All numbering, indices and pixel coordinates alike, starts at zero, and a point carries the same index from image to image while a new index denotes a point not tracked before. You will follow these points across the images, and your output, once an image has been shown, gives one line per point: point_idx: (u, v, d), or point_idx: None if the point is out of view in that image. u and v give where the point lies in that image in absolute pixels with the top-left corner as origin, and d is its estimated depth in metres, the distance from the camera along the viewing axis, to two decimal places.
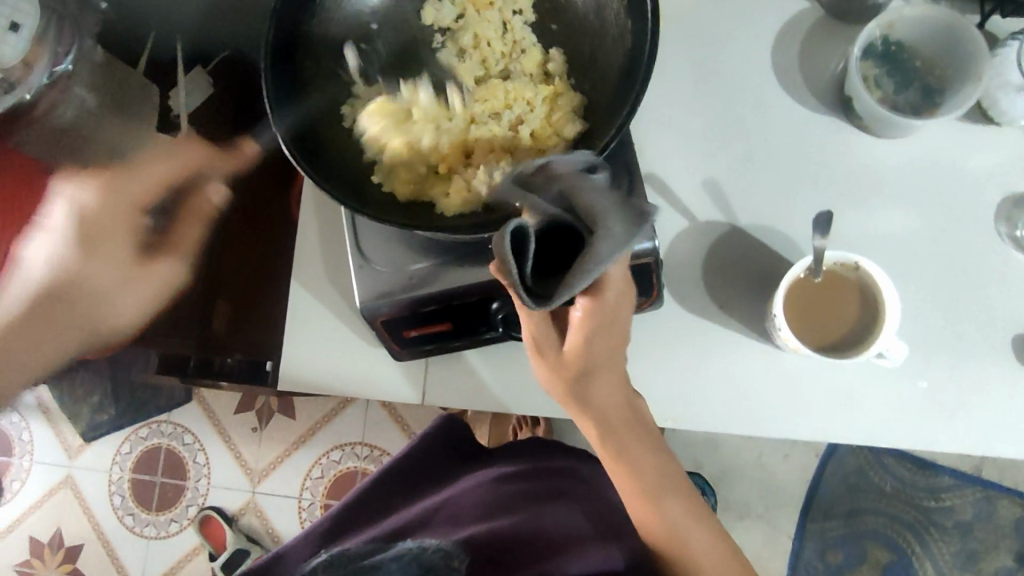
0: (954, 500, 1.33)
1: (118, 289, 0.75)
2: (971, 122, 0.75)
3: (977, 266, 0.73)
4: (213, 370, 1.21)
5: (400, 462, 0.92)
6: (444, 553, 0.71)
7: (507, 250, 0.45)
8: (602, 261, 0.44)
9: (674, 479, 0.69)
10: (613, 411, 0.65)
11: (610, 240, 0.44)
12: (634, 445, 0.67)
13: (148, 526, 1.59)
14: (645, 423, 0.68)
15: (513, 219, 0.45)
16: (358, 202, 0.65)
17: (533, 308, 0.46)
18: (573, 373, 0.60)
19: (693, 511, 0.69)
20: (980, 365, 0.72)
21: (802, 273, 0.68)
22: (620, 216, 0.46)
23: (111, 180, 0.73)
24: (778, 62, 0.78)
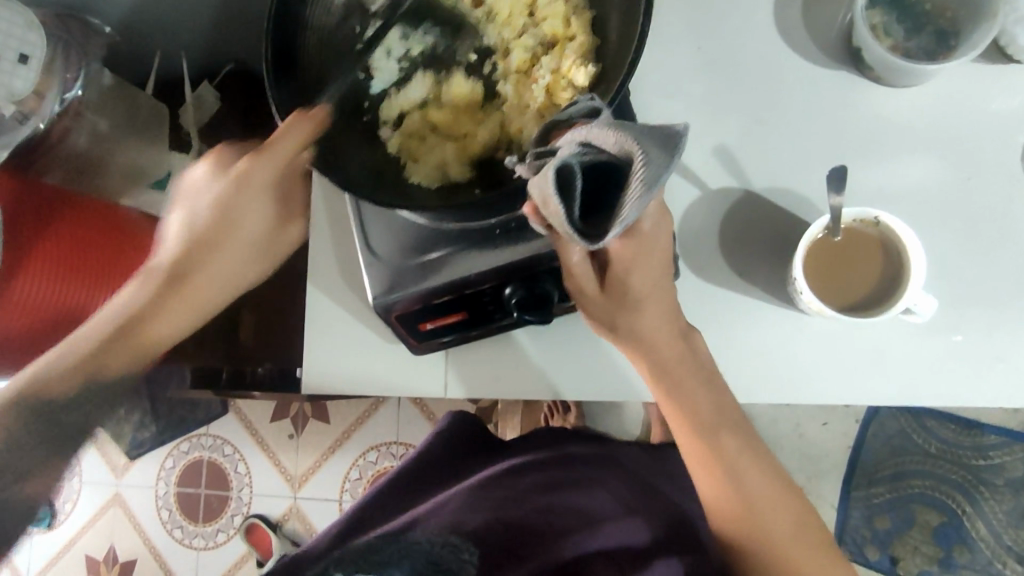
0: (1003, 458, 1.29)
1: (240, 266, 0.67)
2: (989, 62, 0.72)
3: (1005, 211, 0.70)
4: (247, 380, 1.21)
5: (418, 460, 0.92)
6: (453, 546, 0.72)
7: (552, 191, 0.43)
8: (646, 184, 0.41)
9: (725, 418, 0.67)
10: (665, 348, 0.65)
11: (648, 162, 0.41)
12: (684, 386, 0.66)
13: (197, 537, 1.62)
14: (698, 359, 0.67)
15: (555, 158, 0.43)
16: (382, 194, 0.63)
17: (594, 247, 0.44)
18: (620, 306, 0.62)
19: (747, 461, 0.68)
20: (1017, 313, 0.69)
21: (820, 234, 0.67)
22: (653, 139, 0.43)
23: (261, 154, 0.64)
24: (780, 20, 0.76)
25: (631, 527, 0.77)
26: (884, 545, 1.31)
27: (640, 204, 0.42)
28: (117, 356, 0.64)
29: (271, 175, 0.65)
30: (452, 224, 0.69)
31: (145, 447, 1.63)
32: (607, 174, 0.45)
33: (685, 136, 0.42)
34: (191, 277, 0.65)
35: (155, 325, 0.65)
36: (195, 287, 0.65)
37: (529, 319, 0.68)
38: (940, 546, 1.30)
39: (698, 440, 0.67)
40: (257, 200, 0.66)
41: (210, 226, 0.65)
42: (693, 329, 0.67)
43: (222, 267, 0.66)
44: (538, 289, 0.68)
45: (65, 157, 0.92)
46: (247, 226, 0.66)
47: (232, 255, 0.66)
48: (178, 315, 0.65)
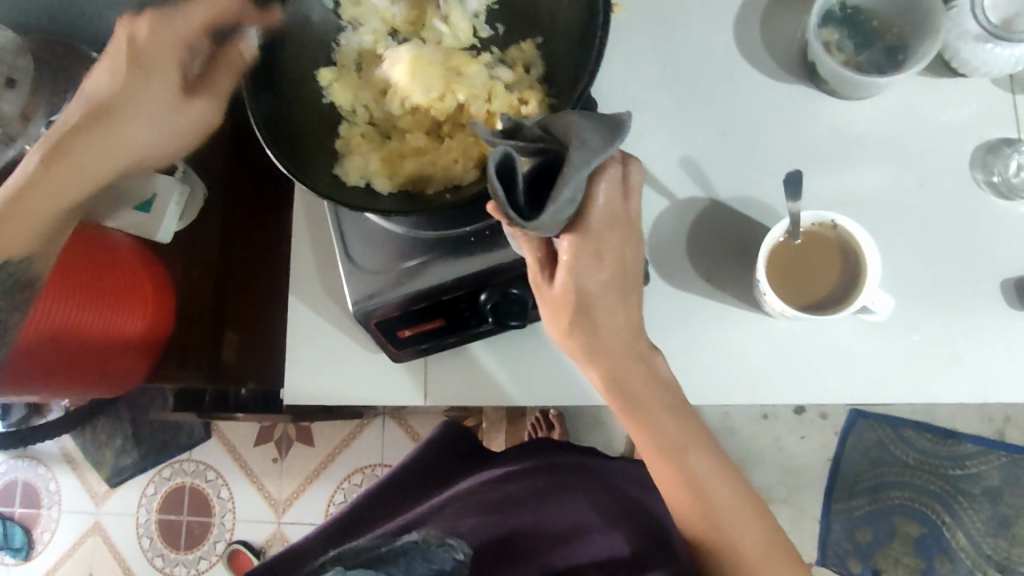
0: (979, 466, 1.31)
1: (150, 121, 0.65)
2: (936, 76, 0.76)
3: (959, 217, 0.74)
4: (229, 403, 1.23)
5: (392, 479, 0.88)
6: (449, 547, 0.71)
7: (494, 175, 0.46)
8: (582, 165, 0.46)
9: (693, 438, 0.67)
10: (622, 361, 0.63)
11: (583, 148, 0.47)
12: (645, 403, 0.65)
13: (178, 565, 1.60)
14: (662, 379, 0.66)
15: (500, 144, 0.46)
16: (331, 191, 0.67)
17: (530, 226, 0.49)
18: (575, 314, 0.61)
19: (712, 472, 0.68)
20: (973, 313, 0.72)
21: (781, 238, 0.70)
22: (595, 131, 0.48)
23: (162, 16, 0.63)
24: (741, 38, 0.80)
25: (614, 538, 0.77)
26: (866, 556, 1.33)
27: (572, 184, 0.47)
28: (45, 194, 0.63)
29: (177, 39, 0.64)
30: (426, 233, 0.72)
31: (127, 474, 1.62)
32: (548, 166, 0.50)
33: (624, 132, 0.48)
34: (126, 140, 0.65)
35: (44, 187, 0.63)
36: (77, 163, 0.63)
37: (508, 325, 0.70)
38: (921, 555, 1.31)
39: (666, 459, 0.67)
40: (151, 75, 0.64)
41: (108, 98, 0.63)
42: (654, 349, 0.65)
43: (136, 121, 0.65)
44: (512, 295, 0.71)
45: None
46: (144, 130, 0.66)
47: (139, 113, 0.64)
48: (55, 182, 0.63)
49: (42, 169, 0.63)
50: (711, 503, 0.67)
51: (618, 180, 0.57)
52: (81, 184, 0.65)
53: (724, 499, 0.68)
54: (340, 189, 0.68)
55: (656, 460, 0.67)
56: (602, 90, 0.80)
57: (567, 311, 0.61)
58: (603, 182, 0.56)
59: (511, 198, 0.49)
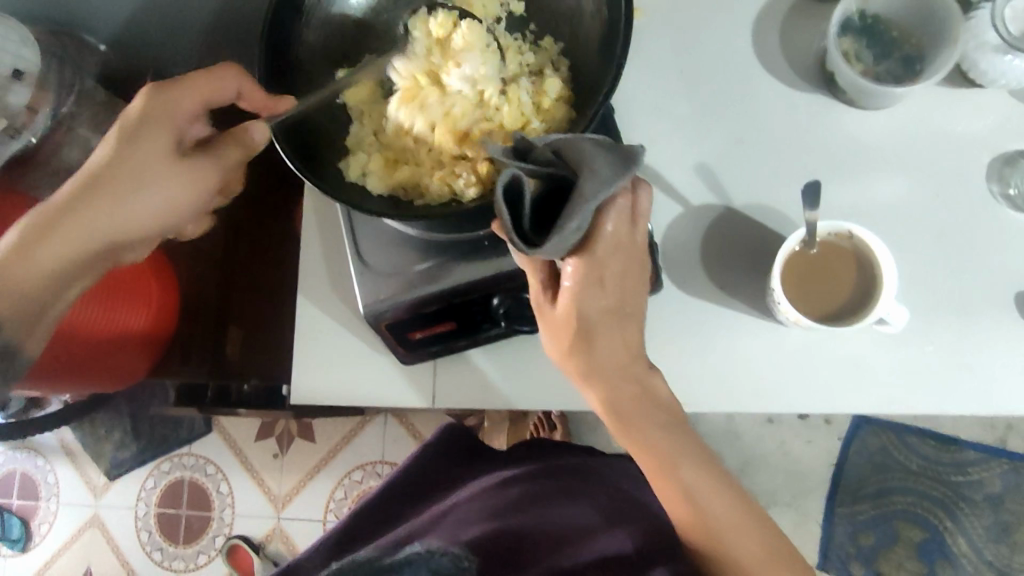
0: (981, 474, 1.31)
1: (148, 184, 0.63)
2: (953, 86, 0.76)
3: (974, 228, 0.73)
4: (232, 399, 1.20)
5: (398, 480, 0.89)
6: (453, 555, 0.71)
7: (500, 197, 0.46)
8: (590, 199, 0.46)
9: (685, 450, 0.66)
10: (619, 381, 0.63)
11: (595, 177, 0.46)
12: (642, 420, 0.65)
13: (177, 559, 1.60)
14: (657, 398, 0.65)
15: (510, 165, 0.46)
16: (335, 191, 0.66)
17: (534, 252, 0.48)
18: (575, 336, 0.60)
19: (712, 482, 0.66)
20: (987, 324, 0.72)
21: (797, 247, 0.69)
22: (609, 157, 0.48)
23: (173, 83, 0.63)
24: (758, 45, 0.79)
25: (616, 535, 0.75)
26: (868, 561, 1.33)
27: (584, 213, 0.47)
28: (57, 246, 0.60)
29: (188, 97, 0.64)
30: (438, 237, 0.71)
31: (126, 467, 1.62)
32: (559, 187, 0.50)
33: (638, 159, 0.48)
34: (114, 220, 0.62)
35: (20, 271, 0.59)
36: (84, 219, 0.61)
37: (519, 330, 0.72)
38: (922, 561, 1.31)
39: (661, 475, 0.66)
40: (154, 140, 0.63)
41: (110, 157, 0.62)
42: (651, 370, 0.65)
43: (140, 187, 0.63)
44: (523, 300, 0.72)
45: (55, 172, 0.92)
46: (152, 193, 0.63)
47: (143, 181, 0.63)
48: (44, 249, 0.59)
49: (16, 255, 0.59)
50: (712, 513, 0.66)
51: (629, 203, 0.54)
52: (66, 252, 0.61)
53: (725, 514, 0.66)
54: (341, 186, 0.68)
55: (651, 476, 0.67)
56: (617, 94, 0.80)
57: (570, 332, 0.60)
58: (612, 213, 0.53)
59: (517, 221, 0.49)
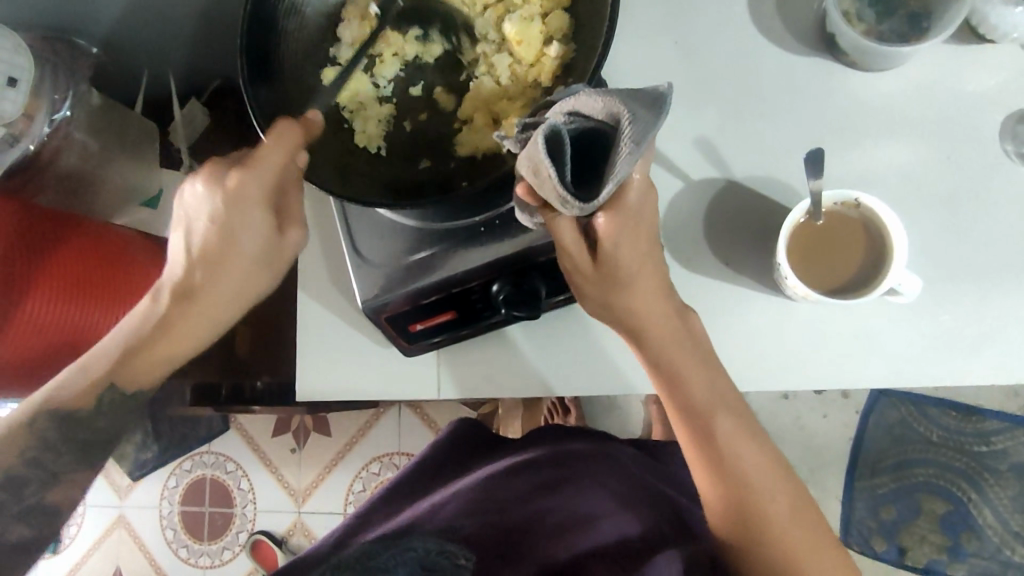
0: (1005, 442, 1.28)
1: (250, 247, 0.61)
2: (961, 42, 0.73)
3: (985, 191, 0.71)
4: (246, 397, 1.20)
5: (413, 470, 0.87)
6: (450, 553, 0.69)
7: (541, 152, 0.45)
8: (637, 138, 0.43)
9: (721, 401, 0.64)
10: (654, 320, 0.62)
11: (636, 122, 0.44)
12: (683, 370, 0.63)
13: (202, 556, 1.62)
14: (691, 344, 0.63)
15: (545, 121, 0.45)
16: (346, 189, 0.66)
17: (585, 208, 0.46)
18: (606, 287, 0.59)
19: (739, 437, 0.63)
20: (1005, 289, 0.69)
21: (802, 218, 0.67)
22: (640, 100, 0.45)
23: (250, 172, 0.59)
24: (755, 11, 0.76)
25: (624, 521, 0.73)
26: (891, 535, 1.31)
27: (633, 158, 0.44)
28: (146, 365, 0.64)
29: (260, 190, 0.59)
30: (436, 225, 0.71)
31: (149, 468, 1.63)
32: (593, 140, 0.48)
33: (669, 96, 0.44)
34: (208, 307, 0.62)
35: (184, 334, 0.63)
36: (206, 305, 0.62)
37: (518, 315, 0.68)
38: (947, 533, 1.29)
39: (696, 423, 0.63)
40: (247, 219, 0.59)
41: (216, 247, 0.60)
42: (688, 311, 0.64)
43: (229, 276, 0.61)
44: (525, 285, 0.69)
45: (55, 177, 0.91)
46: (245, 240, 0.60)
47: (222, 278, 0.61)
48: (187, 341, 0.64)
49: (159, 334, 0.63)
50: (734, 471, 0.63)
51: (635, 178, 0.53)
52: (185, 347, 0.64)
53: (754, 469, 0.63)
54: (348, 183, 0.67)
55: (683, 426, 0.64)
56: (612, 70, 0.77)
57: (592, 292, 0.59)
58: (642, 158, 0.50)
59: (562, 179, 0.47)
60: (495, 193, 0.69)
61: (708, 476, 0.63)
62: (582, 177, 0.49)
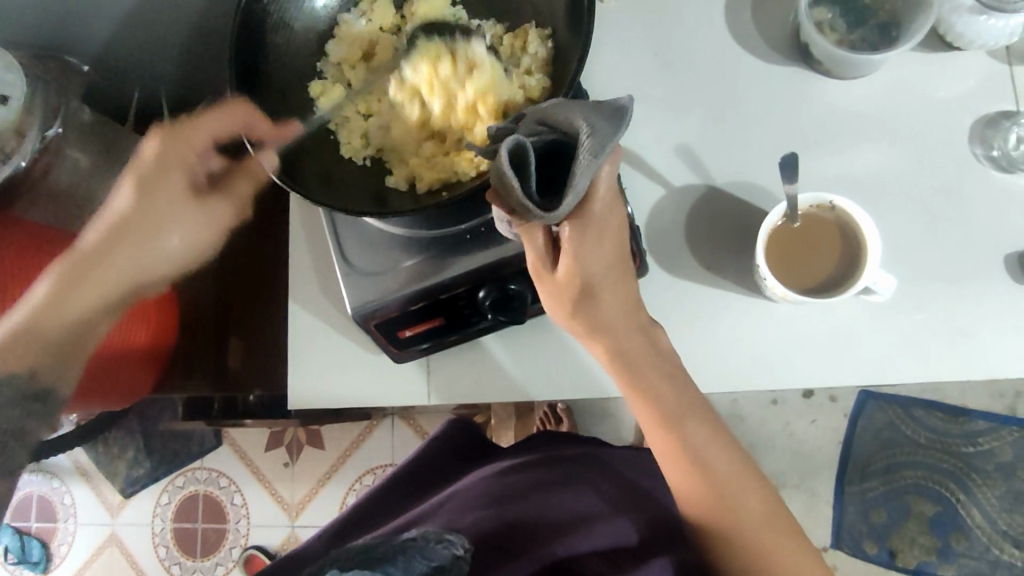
0: (991, 443, 1.30)
1: (203, 141, 0.69)
2: (931, 51, 0.75)
3: (957, 194, 0.73)
4: (239, 410, 1.23)
5: (400, 475, 0.88)
6: (449, 543, 0.66)
7: (503, 164, 0.46)
8: (593, 151, 0.45)
9: (695, 405, 0.65)
10: (625, 335, 0.63)
11: (595, 134, 0.45)
12: (656, 379, 0.64)
13: (195, 572, 1.61)
14: (664, 350, 0.65)
15: (508, 133, 0.46)
16: (331, 197, 0.68)
17: (548, 217, 0.48)
18: (577, 294, 0.60)
19: (712, 444, 0.65)
20: (978, 288, 0.71)
21: (779, 222, 0.69)
22: (599, 113, 0.47)
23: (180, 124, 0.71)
24: (732, 23, 0.79)
25: (621, 524, 0.74)
26: (881, 537, 1.32)
27: (591, 169, 0.45)
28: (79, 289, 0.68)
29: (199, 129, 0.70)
30: (423, 232, 0.72)
31: (140, 485, 1.63)
32: (557, 150, 0.49)
33: (628, 109, 0.46)
34: (115, 261, 0.70)
35: (53, 311, 0.67)
36: (147, 205, 0.70)
37: (502, 320, 0.71)
38: (936, 535, 1.30)
39: (666, 427, 0.64)
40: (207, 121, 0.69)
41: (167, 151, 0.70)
42: (654, 323, 0.65)
43: (187, 158, 0.70)
44: (510, 290, 0.71)
45: (46, 194, 0.91)
46: (201, 141, 0.70)
47: (180, 185, 0.70)
48: (81, 294, 0.68)
49: (63, 293, 0.68)
50: (713, 476, 0.64)
51: (612, 184, 0.54)
52: (63, 317, 0.67)
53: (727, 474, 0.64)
54: (334, 193, 0.69)
55: (659, 430, 0.65)
56: (595, 80, 0.79)
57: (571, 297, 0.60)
58: (609, 163, 0.52)
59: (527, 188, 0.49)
60: (480, 201, 0.71)
61: (690, 482, 0.64)
62: (548, 185, 0.51)
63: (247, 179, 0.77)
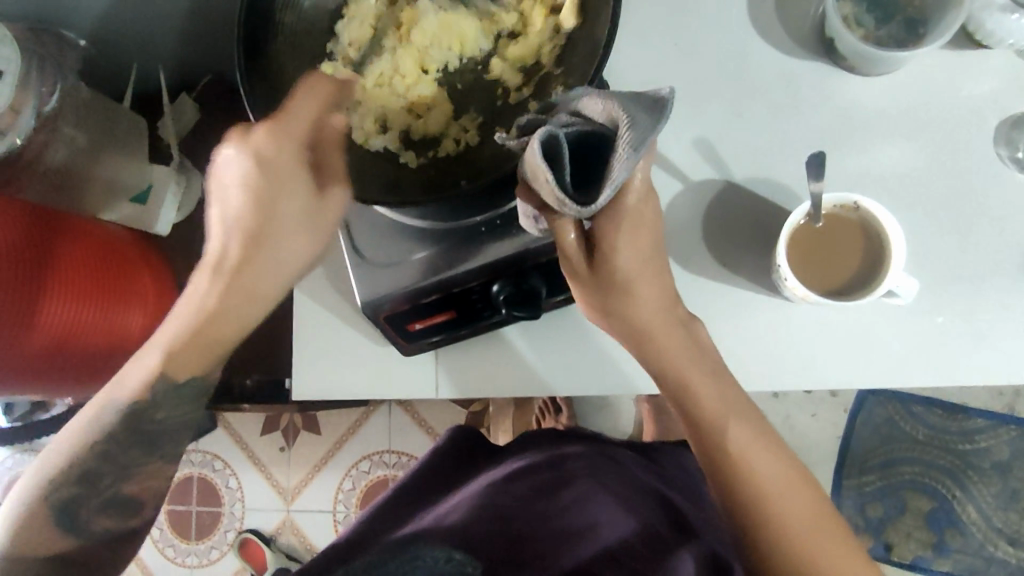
0: (990, 441, 1.30)
1: (298, 237, 0.57)
2: (957, 47, 0.74)
3: (979, 195, 0.72)
4: (235, 396, 1.16)
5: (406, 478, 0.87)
6: (457, 561, 0.63)
7: (537, 157, 0.45)
8: (634, 144, 0.43)
9: (735, 407, 0.64)
10: (659, 334, 0.61)
11: (634, 127, 0.43)
12: (695, 380, 0.63)
13: (190, 555, 1.60)
14: (703, 349, 0.64)
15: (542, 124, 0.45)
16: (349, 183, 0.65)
17: (583, 212, 0.46)
18: (613, 291, 0.59)
19: (755, 445, 0.63)
20: (999, 292, 0.70)
21: (802, 221, 0.67)
22: (638, 105, 0.45)
23: (278, 127, 0.54)
24: (755, 14, 0.77)
25: (619, 518, 0.73)
26: (877, 532, 1.32)
27: (631, 163, 0.44)
28: (190, 355, 0.60)
29: (296, 153, 0.55)
30: (439, 225, 0.70)
31: None
32: (592, 144, 0.48)
33: (670, 101, 0.45)
34: (276, 205, 0.55)
35: (272, 259, 0.57)
36: (252, 278, 0.57)
37: (519, 315, 0.68)
38: (932, 530, 1.31)
39: (704, 428, 0.63)
40: (290, 186, 0.55)
41: (248, 224, 0.55)
42: (694, 318, 0.64)
43: (277, 251, 0.57)
44: (525, 286, 0.69)
45: (44, 174, 0.88)
46: (286, 209, 0.56)
47: (284, 240, 0.56)
48: (293, 197, 0.55)
49: (241, 270, 0.56)
50: (760, 478, 0.62)
51: (641, 181, 0.53)
52: (232, 333, 0.59)
53: (774, 479, 0.62)
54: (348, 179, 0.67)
55: (696, 431, 0.64)
56: (613, 71, 0.77)
57: (605, 292, 0.59)
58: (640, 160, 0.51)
59: (561, 182, 0.47)
60: (498, 193, 0.70)
61: (727, 483, 0.63)
62: (583, 179, 0.49)
63: (341, 152, 0.57)
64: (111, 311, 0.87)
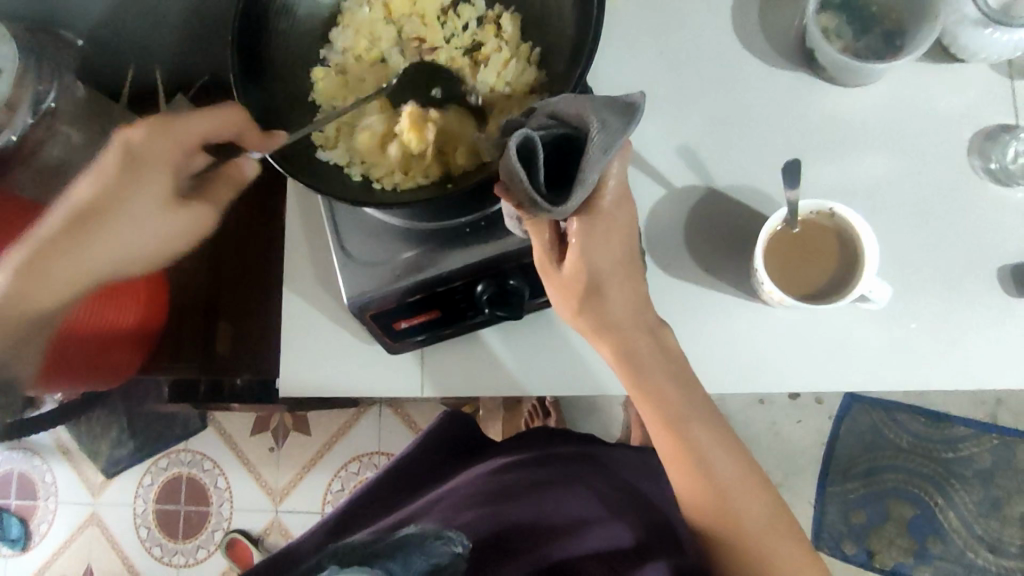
0: (971, 449, 1.32)
1: (141, 224, 0.67)
2: (934, 61, 0.76)
3: (954, 204, 0.73)
4: (223, 394, 1.20)
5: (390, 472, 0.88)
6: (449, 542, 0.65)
7: (513, 158, 0.46)
8: (605, 147, 0.46)
9: (698, 407, 0.65)
10: (634, 334, 0.63)
11: (605, 128, 0.46)
12: (665, 384, 0.64)
13: (176, 555, 1.60)
14: (672, 355, 0.65)
15: (519, 126, 0.46)
16: (332, 185, 0.66)
17: (556, 212, 0.49)
18: (587, 292, 0.60)
19: (717, 445, 0.65)
20: (972, 299, 0.72)
21: (779, 226, 0.69)
22: (608, 110, 0.48)
23: (165, 126, 0.66)
24: (738, 25, 0.79)
25: (619, 529, 0.74)
26: (861, 538, 1.34)
27: (600, 164, 0.46)
28: (36, 296, 0.66)
29: (163, 165, 0.66)
30: (422, 225, 0.71)
31: (123, 465, 1.62)
32: (563, 146, 0.50)
33: (637, 107, 0.48)
34: (128, 198, 0.66)
35: (118, 226, 0.67)
36: (99, 245, 0.67)
37: (500, 315, 0.70)
38: (914, 537, 1.32)
39: (671, 428, 0.65)
40: (149, 177, 0.66)
41: (91, 202, 0.67)
42: (664, 325, 0.65)
43: (118, 230, 0.67)
44: (508, 286, 0.71)
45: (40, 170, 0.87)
46: (132, 199, 0.66)
47: (132, 220, 0.67)
48: (144, 199, 0.66)
49: (84, 218, 0.67)
50: (719, 480, 0.65)
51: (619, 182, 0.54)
52: (58, 295, 0.67)
53: (733, 478, 0.64)
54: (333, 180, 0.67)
55: (661, 431, 0.65)
56: (600, 77, 0.79)
57: (577, 293, 0.60)
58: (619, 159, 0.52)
59: (534, 183, 0.49)
60: (483, 194, 0.70)
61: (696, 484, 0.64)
62: (554, 180, 0.51)
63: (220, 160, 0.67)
64: (109, 308, 0.88)
